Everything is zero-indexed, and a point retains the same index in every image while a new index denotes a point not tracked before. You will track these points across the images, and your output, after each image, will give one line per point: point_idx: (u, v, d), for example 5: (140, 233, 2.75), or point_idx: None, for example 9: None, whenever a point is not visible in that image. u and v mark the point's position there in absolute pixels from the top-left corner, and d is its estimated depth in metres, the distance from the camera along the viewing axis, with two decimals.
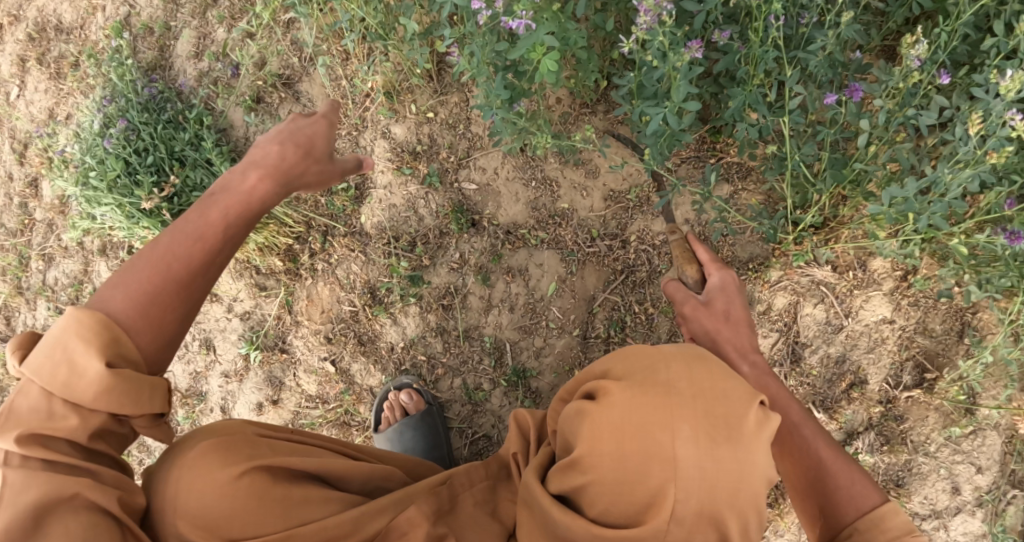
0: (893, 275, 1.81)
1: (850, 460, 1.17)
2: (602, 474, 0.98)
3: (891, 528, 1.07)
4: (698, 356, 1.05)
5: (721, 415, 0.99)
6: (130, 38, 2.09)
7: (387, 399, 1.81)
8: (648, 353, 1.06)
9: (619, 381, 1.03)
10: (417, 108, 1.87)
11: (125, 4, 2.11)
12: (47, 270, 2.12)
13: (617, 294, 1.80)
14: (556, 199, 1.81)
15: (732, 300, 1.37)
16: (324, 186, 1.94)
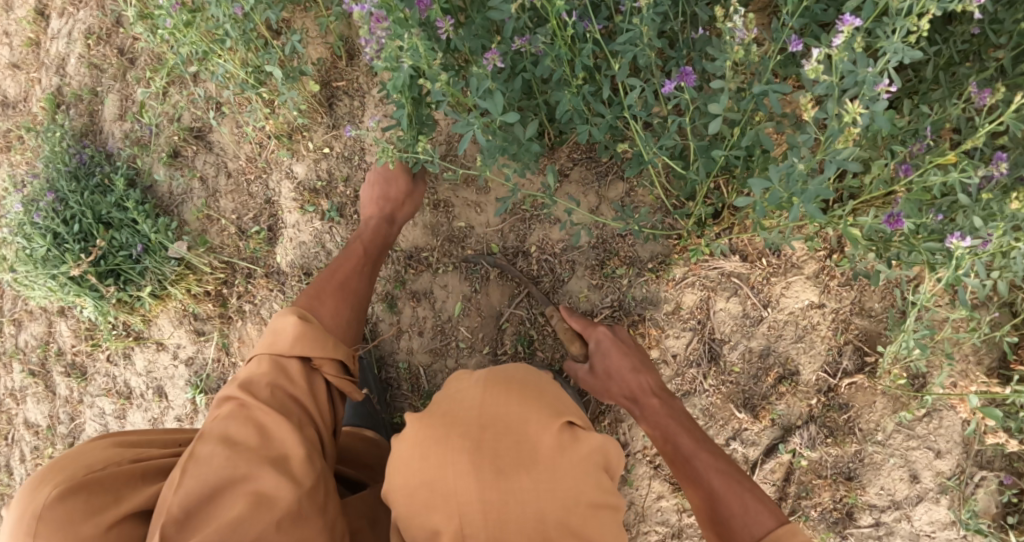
0: (816, 256, 1.70)
1: (737, 481, 1.28)
2: (406, 502, 1.06)
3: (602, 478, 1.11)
4: (508, 386, 1.13)
5: (510, 446, 1.06)
6: (65, 107, 2.20)
7: None
8: (463, 387, 1.15)
9: (423, 415, 1.11)
10: (313, 145, 1.92)
11: (57, 76, 2.22)
12: (18, 333, 2.25)
13: (523, 308, 1.77)
14: (452, 219, 1.81)
15: (608, 362, 1.53)
16: (241, 230, 2.00)
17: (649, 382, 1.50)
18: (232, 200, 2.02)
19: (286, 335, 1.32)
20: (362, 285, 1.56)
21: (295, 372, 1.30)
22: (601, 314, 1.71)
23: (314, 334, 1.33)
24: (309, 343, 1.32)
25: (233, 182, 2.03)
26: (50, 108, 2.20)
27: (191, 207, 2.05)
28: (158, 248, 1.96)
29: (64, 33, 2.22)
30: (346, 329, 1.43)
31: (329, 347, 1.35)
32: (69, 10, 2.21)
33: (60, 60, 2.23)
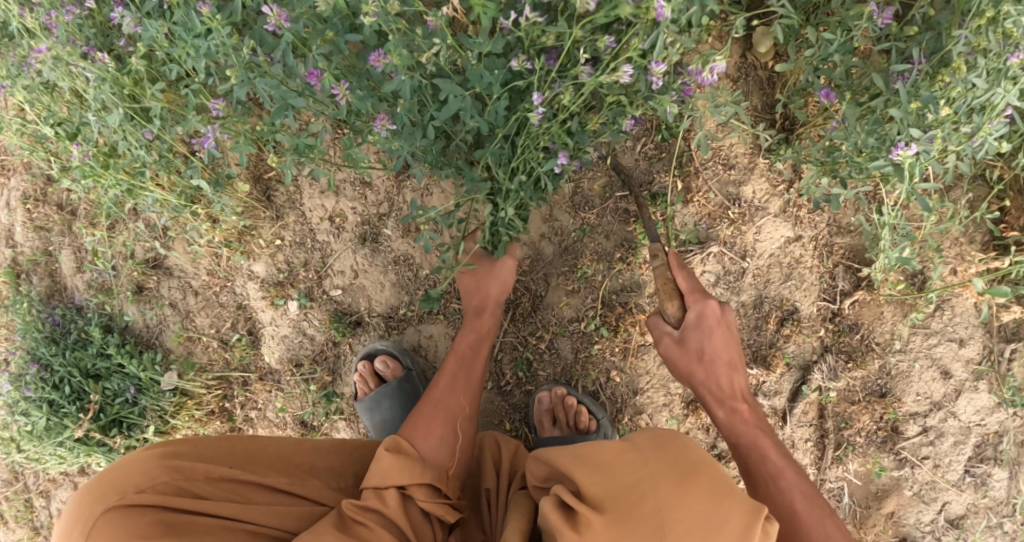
0: (777, 193, 1.68)
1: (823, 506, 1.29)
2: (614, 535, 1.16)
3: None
4: (682, 445, 1.29)
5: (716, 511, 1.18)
6: (25, 274, 2.14)
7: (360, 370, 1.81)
8: (626, 463, 1.24)
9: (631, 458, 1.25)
10: (265, 241, 1.91)
11: (9, 247, 2.14)
12: (47, 504, 2.16)
13: (512, 332, 1.75)
14: (417, 270, 1.82)
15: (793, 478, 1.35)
16: (224, 342, 1.99)
17: (741, 383, 1.46)
18: (207, 315, 2.01)
19: (381, 470, 1.37)
20: (456, 398, 1.55)
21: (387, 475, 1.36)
22: (588, 316, 1.69)
23: (400, 466, 1.37)
24: (397, 474, 1.36)
25: (202, 299, 2.01)
26: (12, 280, 2.12)
27: (170, 334, 2.04)
28: (150, 384, 1.96)
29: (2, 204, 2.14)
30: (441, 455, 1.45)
31: (418, 474, 1.39)
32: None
33: (7, 230, 2.15)
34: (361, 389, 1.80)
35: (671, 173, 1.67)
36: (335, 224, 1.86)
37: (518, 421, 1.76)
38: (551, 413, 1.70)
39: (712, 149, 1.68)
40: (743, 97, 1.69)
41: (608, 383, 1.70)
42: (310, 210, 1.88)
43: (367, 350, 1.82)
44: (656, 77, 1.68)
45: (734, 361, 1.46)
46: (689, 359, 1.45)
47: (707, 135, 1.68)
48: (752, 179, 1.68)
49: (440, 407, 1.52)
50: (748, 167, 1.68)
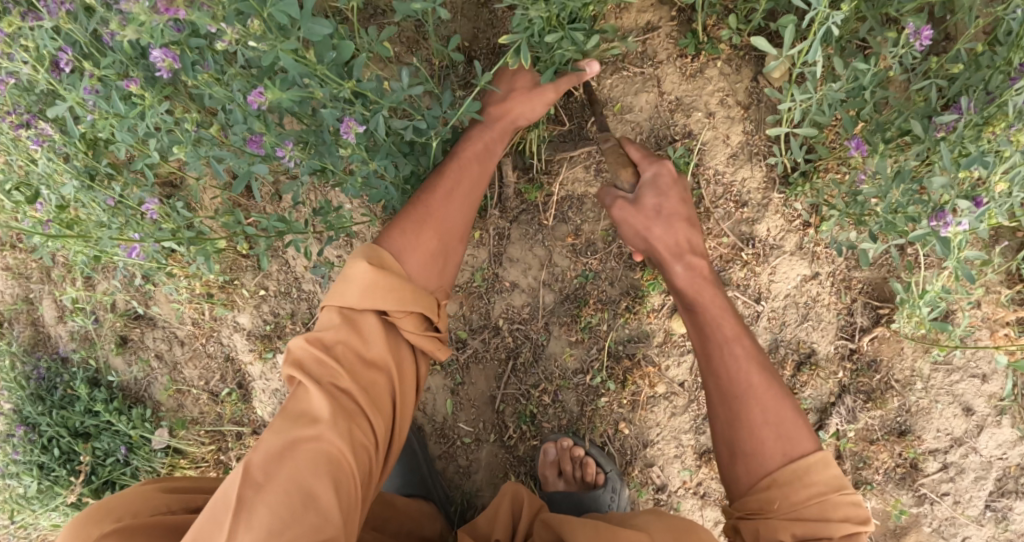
0: (793, 229, 1.58)
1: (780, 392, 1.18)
2: None
3: (814, 483, 1.11)
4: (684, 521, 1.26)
5: None
6: (8, 323, 2.10)
7: None
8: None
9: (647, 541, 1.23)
10: (249, 292, 1.81)
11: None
12: None
13: (514, 384, 1.67)
14: None
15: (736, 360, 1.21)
16: (214, 394, 1.92)
17: (694, 239, 1.30)
18: (195, 366, 1.94)
19: (357, 285, 1.20)
20: (455, 218, 1.34)
21: (378, 349, 1.22)
22: (593, 368, 1.60)
23: (388, 287, 1.20)
24: (382, 296, 1.19)
25: (189, 349, 1.94)
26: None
27: (159, 386, 1.97)
28: (142, 442, 1.90)
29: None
30: (431, 275, 1.27)
31: (406, 299, 1.21)
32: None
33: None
34: None
35: None
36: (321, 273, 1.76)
37: (524, 474, 1.69)
38: (558, 466, 1.62)
39: (723, 185, 1.57)
40: (755, 126, 1.56)
41: (618, 436, 1.62)
42: (294, 259, 1.77)
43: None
44: (659, 107, 1.57)
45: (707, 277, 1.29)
46: (643, 219, 1.30)
47: (717, 170, 1.57)
48: (766, 216, 1.57)
49: (438, 215, 1.31)
50: (761, 204, 1.57)
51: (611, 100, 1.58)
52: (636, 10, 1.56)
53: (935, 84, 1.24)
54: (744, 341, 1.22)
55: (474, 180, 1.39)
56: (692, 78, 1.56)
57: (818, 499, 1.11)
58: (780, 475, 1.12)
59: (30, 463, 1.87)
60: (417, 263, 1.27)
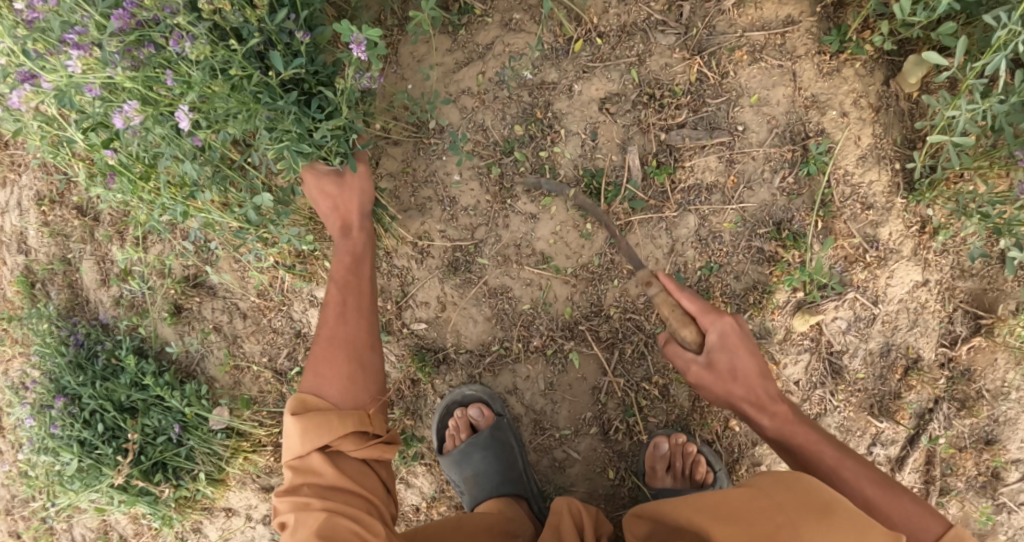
0: (910, 234, 1.57)
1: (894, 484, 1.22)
2: None
3: None
4: (796, 474, 1.04)
5: None
6: (40, 283, 1.97)
7: (453, 417, 1.63)
8: (754, 509, 0.99)
9: (760, 495, 1.01)
10: (332, 264, 1.70)
11: (21, 253, 1.97)
12: (71, 528, 1.95)
13: (621, 376, 1.62)
14: (515, 303, 1.62)
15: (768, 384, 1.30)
16: (279, 373, 1.82)
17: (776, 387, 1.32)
18: (257, 341, 1.83)
19: (292, 434, 1.30)
20: (354, 330, 1.43)
21: (332, 477, 1.29)
22: None
23: (315, 423, 1.29)
24: (315, 433, 1.29)
25: (252, 322, 1.84)
26: (25, 291, 1.94)
27: (213, 361, 1.85)
28: (197, 421, 1.75)
29: (12, 204, 1.97)
30: (355, 395, 1.36)
31: (338, 426, 1.30)
32: (10, 177, 1.96)
33: (19, 234, 1.98)
34: (454, 437, 1.63)
35: (814, 212, 1.51)
36: (418, 249, 1.64)
37: (624, 469, 1.63)
38: (668, 461, 1.56)
39: (850, 186, 1.54)
40: (884, 129, 1.54)
41: (727, 432, 1.60)
42: None
43: (455, 397, 1.64)
44: (796, 102, 1.53)
45: (765, 370, 1.31)
46: (721, 382, 1.30)
47: (847, 171, 1.54)
48: (889, 220, 1.56)
49: (342, 338, 1.41)
50: (885, 207, 1.56)
51: (749, 90, 1.53)
52: (778, 2, 1.52)
53: None
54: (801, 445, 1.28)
55: (360, 279, 1.49)
56: (828, 75, 1.53)
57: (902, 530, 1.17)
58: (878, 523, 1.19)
59: (66, 435, 1.71)
60: (338, 391, 1.37)
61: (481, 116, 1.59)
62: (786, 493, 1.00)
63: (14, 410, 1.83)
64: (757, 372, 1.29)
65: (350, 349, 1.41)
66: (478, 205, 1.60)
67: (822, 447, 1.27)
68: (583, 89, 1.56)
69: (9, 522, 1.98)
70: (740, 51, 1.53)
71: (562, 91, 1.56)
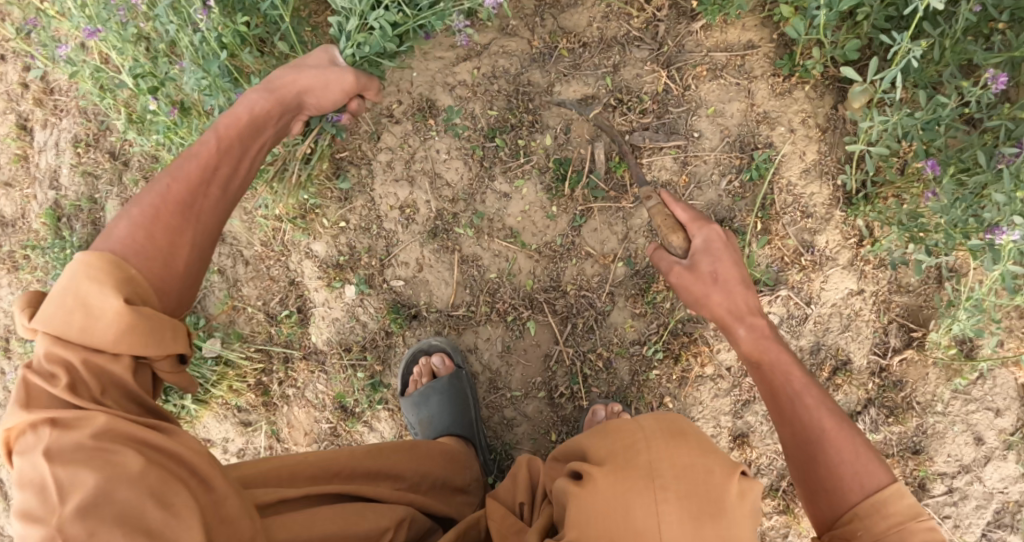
0: (847, 246, 1.72)
1: (860, 443, 1.16)
2: (602, 499, 1.08)
3: (891, 514, 1.08)
4: (675, 417, 1.20)
5: (705, 492, 1.09)
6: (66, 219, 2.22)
7: (417, 363, 1.81)
8: (632, 440, 1.14)
9: (643, 430, 1.15)
10: (328, 222, 1.90)
11: (52, 190, 2.24)
12: None
13: (571, 346, 1.78)
14: (483, 270, 1.81)
15: (716, 258, 1.33)
16: (271, 315, 1.99)
17: (756, 301, 1.33)
18: (255, 287, 2.00)
19: (114, 238, 1.11)
20: (235, 154, 1.31)
21: (123, 328, 1.00)
22: (650, 341, 1.72)
23: (160, 241, 1.13)
24: (136, 247, 1.10)
25: (253, 269, 2.01)
26: (52, 222, 2.21)
27: (214, 300, 2.02)
28: (191, 348, 1.96)
29: (51, 144, 2.25)
30: (188, 255, 1.16)
31: (129, 279, 1.06)
32: (52, 120, 2.25)
33: (52, 171, 2.26)
34: (414, 382, 1.79)
35: (754, 214, 1.68)
36: (405, 215, 1.85)
37: (564, 432, 1.79)
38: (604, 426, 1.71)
39: (792, 195, 1.70)
40: (827, 148, 1.71)
41: (661, 409, 1.74)
42: (381, 197, 1.87)
43: (423, 345, 1.81)
44: (749, 116, 1.71)
45: (746, 280, 1.33)
46: (701, 285, 1.33)
47: (790, 181, 1.70)
48: (826, 229, 1.71)
49: (202, 154, 1.25)
50: (824, 218, 1.71)
51: (706, 103, 1.72)
52: (741, 28, 1.72)
53: (1004, 123, 1.40)
54: (811, 388, 1.23)
55: (250, 138, 1.36)
56: (781, 95, 1.71)
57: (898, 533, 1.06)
58: (857, 511, 1.10)
59: None
60: (193, 226, 1.19)
61: (472, 105, 1.81)
62: (655, 425, 1.16)
63: None
64: (738, 283, 1.32)
65: (199, 185, 1.22)
66: (462, 181, 1.80)
67: (799, 382, 1.24)
68: (562, 90, 1.77)
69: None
70: (702, 68, 1.72)
71: (545, 89, 1.77)
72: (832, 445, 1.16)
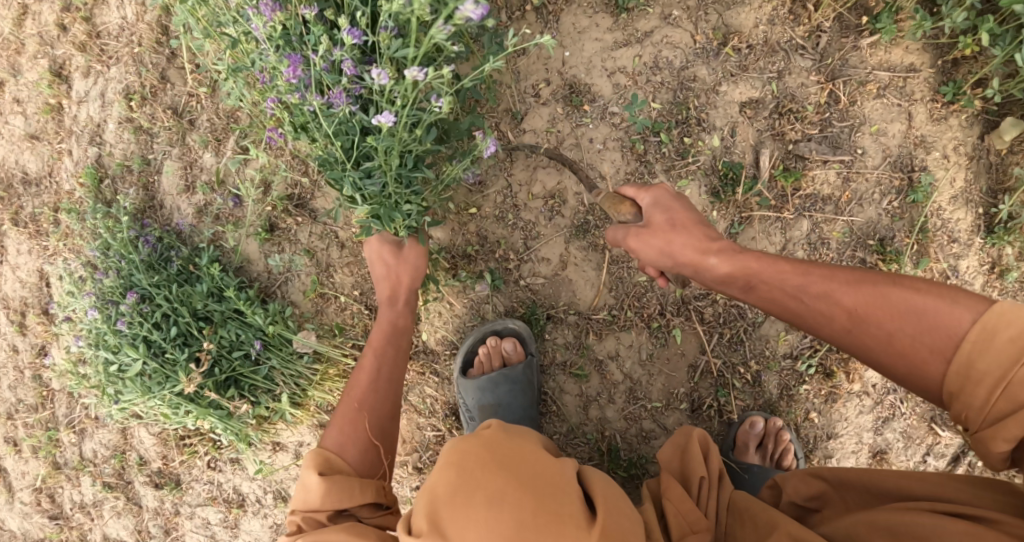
0: (981, 271, 1.74)
1: (953, 294, 1.04)
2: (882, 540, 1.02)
3: (983, 374, 0.97)
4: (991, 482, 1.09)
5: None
6: (109, 181, 2.11)
7: (485, 344, 1.70)
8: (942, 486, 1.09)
9: (959, 499, 1.06)
10: (457, 207, 1.71)
11: (94, 146, 2.13)
12: (81, 442, 2.15)
13: (719, 357, 1.71)
14: (634, 271, 1.70)
15: (671, 209, 1.31)
16: (372, 308, 1.86)
17: (714, 232, 1.28)
18: (349, 273, 1.88)
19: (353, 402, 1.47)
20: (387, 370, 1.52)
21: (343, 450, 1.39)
22: (803, 355, 1.68)
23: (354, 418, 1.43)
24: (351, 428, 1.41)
25: (348, 254, 1.88)
26: (94, 184, 2.09)
27: (298, 286, 1.90)
28: (277, 341, 1.80)
29: (96, 94, 2.14)
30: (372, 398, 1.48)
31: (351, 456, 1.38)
32: (98, 68, 2.14)
33: (94, 125, 2.14)
34: (483, 363, 1.69)
35: (913, 235, 1.66)
36: (549, 204, 1.70)
37: None
38: (756, 443, 1.66)
39: (940, 220, 1.71)
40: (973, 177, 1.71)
41: (805, 424, 1.71)
42: (520, 185, 1.70)
43: (495, 326, 1.70)
44: (906, 139, 1.69)
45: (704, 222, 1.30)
46: (662, 234, 1.28)
47: (940, 205, 1.71)
48: (967, 255, 1.73)
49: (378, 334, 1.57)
50: (967, 243, 1.73)
51: (870, 120, 1.69)
52: (905, 49, 1.70)
53: None
54: (812, 273, 1.17)
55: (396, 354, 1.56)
56: (937, 121, 1.70)
57: (1005, 386, 0.96)
58: (958, 373, 1.00)
59: (136, 333, 1.76)
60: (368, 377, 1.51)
61: (631, 93, 1.69)
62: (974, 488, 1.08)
63: (78, 300, 1.90)
64: (682, 224, 1.27)
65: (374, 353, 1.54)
66: (617, 176, 1.69)
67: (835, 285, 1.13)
68: (728, 90, 1.69)
69: (10, 427, 2.19)
70: (869, 85, 1.70)
71: (710, 87, 1.69)
72: (870, 315, 1.09)
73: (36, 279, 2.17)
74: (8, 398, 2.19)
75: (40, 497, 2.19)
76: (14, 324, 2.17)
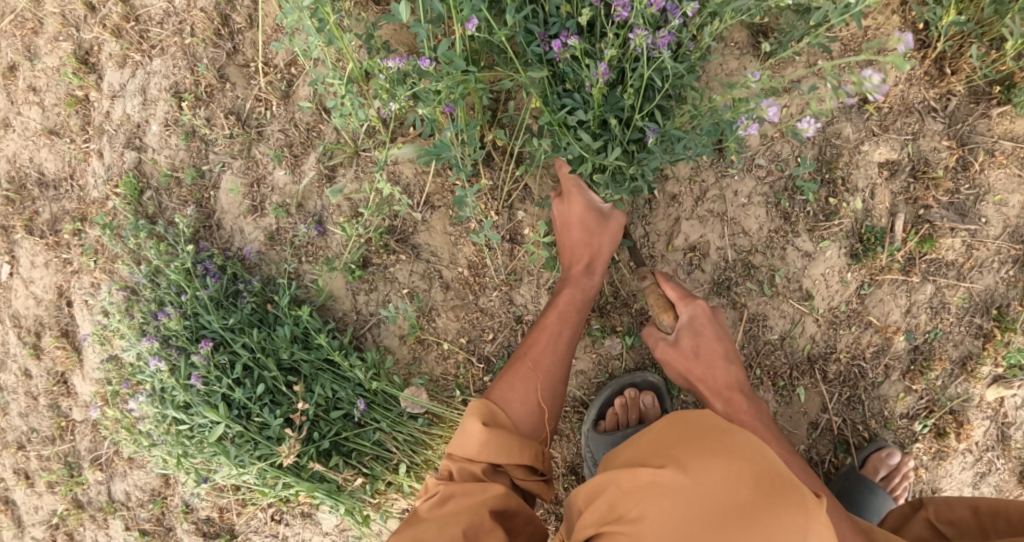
0: None
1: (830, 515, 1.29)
2: None
3: None
4: None
5: None
6: (152, 194, 1.79)
7: (622, 395, 1.63)
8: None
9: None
10: None
11: (134, 149, 1.79)
12: (109, 482, 1.88)
13: (839, 416, 1.74)
14: (768, 328, 1.70)
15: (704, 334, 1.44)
16: (483, 358, 1.73)
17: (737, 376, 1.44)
18: (455, 317, 1.72)
19: (514, 404, 1.35)
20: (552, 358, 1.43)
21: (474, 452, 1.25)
22: (920, 416, 1.73)
23: (501, 445, 1.25)
24: (494, 451, 1.24)
25: (455, 296, 1.73)
26: (133, 196, 1.76)
27: (394, 332, 1.73)
28: (380, 399, 1.63)
29: (136, 88, 1.80)
30: (524, 408, 1.35)
31: (515, 452, 1.27)
32: (137, 58, 1.80)
33: (130, 124, 1.80)
34: (619, 414, 1.61)
35: None
36: (690, 256, 1.68)
37: None
38: None
39: None
40: None
41: (913, 479, 1.75)
42: (660, 236, 1.68)
43: (635, 378, 1.64)
44: None
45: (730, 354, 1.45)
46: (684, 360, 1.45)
47: None
48: None
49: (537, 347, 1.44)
50: None
51: (996, 189, 1.69)
52: None
53: None
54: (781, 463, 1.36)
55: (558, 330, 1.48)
56: None
57: None
58: None
59: (213, 391, 1.53)
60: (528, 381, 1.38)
61: (779, 146, 1.65)
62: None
63: (129, 346, 1.62)
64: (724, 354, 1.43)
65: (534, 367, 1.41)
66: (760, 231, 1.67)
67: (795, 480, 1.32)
68: (870, 149, 1.68)
69: (20, 458, 1.91)
70: (1000, 155, 1.68)
71: (851, 147, 1.68)
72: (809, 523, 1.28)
73: (54, 295, 1.86)
74: (21, 427, 1.90)
75: (58, 534, 1.93)
76: (29, 347, 1.86)
